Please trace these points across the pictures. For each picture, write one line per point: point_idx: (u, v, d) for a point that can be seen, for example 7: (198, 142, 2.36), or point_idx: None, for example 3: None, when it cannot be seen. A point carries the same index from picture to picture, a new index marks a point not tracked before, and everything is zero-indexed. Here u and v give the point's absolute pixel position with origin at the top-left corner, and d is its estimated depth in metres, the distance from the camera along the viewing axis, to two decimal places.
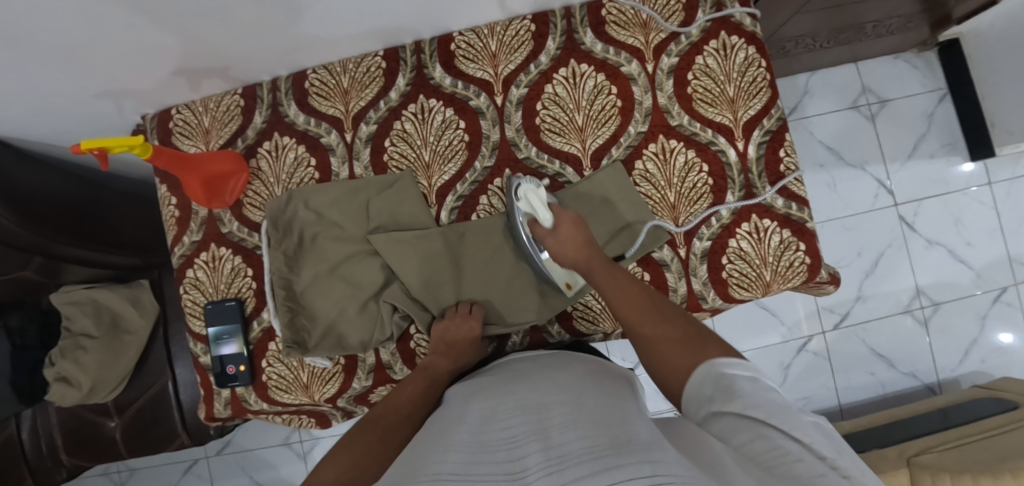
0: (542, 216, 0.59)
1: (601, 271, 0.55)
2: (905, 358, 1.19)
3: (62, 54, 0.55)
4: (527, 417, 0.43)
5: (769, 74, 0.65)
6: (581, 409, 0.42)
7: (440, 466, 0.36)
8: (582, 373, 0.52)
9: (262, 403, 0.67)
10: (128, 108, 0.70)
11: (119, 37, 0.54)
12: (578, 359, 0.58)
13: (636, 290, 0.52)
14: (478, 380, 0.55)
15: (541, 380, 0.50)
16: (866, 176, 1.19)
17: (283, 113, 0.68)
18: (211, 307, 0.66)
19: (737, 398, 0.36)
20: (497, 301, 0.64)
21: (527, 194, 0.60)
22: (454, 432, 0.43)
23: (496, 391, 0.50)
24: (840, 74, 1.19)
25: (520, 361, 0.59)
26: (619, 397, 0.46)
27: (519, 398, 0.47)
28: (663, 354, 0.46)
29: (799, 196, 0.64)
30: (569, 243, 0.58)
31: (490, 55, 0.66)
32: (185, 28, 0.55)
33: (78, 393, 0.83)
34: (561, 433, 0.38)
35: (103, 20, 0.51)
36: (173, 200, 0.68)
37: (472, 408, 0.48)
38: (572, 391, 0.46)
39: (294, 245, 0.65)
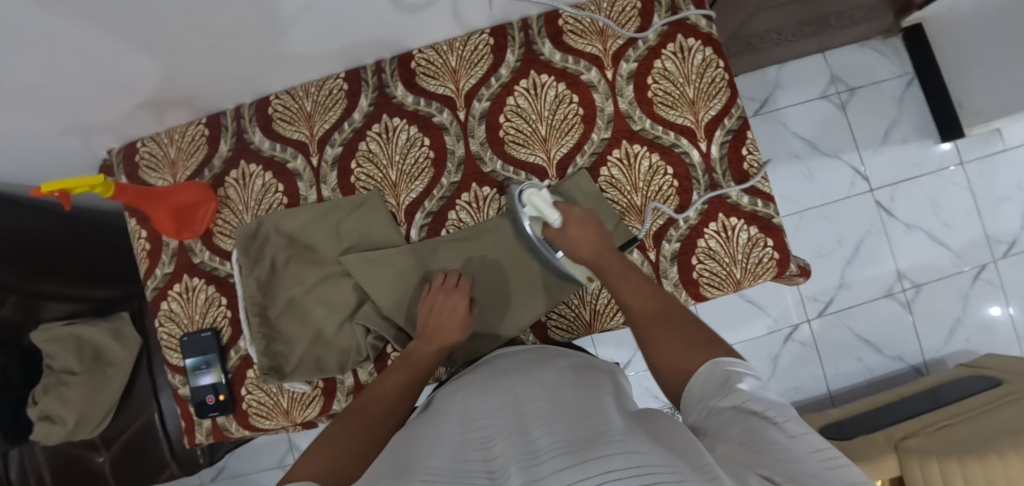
0: (550, 217, 0.60)
1: (613, 269, 0.57)
2: (889, 341, 1.20)
3: (19, 97, 0.55)
4: (504, 414, 0.44)
5: (727, 73, 0.66)
6: (560, 403, 0.43)
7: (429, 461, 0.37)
8: (564, 367, 0.53)
9: (244, 430, 0.66)
10: (93, 144, 0.70)
11: (76, 75, 0.54)
12: (564, 356, 0.57)
13: (647, 294, 0.54)
14: (465, 377, 0.56)
15: (523, 374, 0.51)
16: (841, 163, 1.20)
17: (248, 140, 0.68)
18: (187, 339, 0.66)
19: (734, 392, 0.37)
20: (492, 303, 0.64)
21: (531, 198, 0.60)
22: (434, 430, 0.43)
23: (481, 387, 0.51)
24: (808, 65, 1.20)
25: (503, 356, 0.58)
26: (597, 390, 0.47)
27: (502, 393, 0.47)
28: (669, 350, 0.47)
29: (764, 192, 0.65)
30: (583, 239, 0.59)
31: (451, 71, 0.66)
32: (139, 63, 0.55)
33: (63, 430, 0.82)
34: (543, 427, 0.39)
35: (55, 61, 0.51)
36: (144, 234, 0.68)
37: (453, 407, 0.48)
38: (550, 386, 0.48)
39: (266, 271, 0.65)
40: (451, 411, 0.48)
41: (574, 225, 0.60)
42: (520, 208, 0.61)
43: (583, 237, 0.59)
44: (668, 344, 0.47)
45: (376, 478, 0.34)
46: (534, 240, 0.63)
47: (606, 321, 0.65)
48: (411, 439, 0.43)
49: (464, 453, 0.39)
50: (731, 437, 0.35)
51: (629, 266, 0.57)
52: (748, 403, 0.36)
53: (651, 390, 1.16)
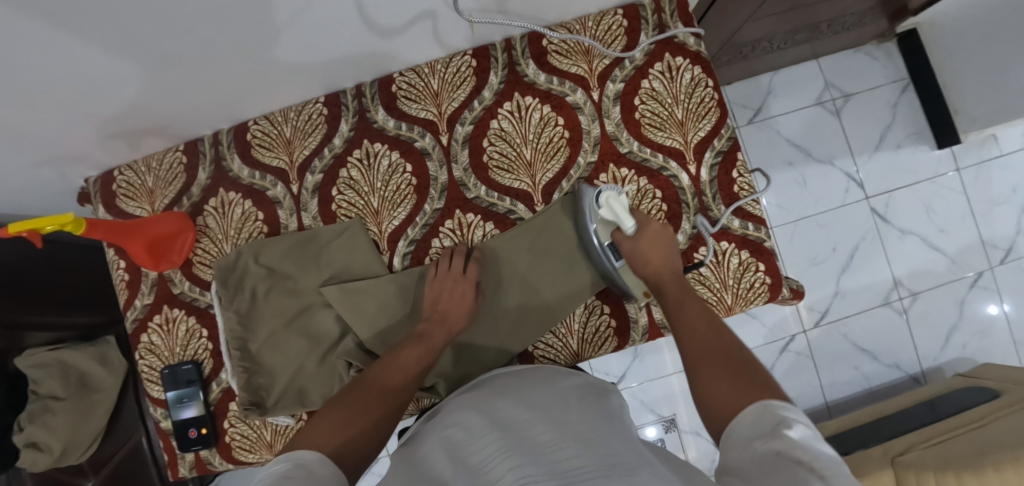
0: (625, 223, 0.56)
1: (675, 292, 0.54)
2: (885, 348, 1.19)
3: None
4: (506, 432, 0.42)
5: (717, 93, 0.65)
6: (565, 426, 0.41)
7: None
8: (569, 389, 0.52)
9: (227, 464, 0.65)
10: (68, 174, 0.68)
11: (41, 111, 0.53)
12: (565, 375, 0.56)
13: (705, 327, 0.49)
14: (469, 394, 0.54)
15: (533, 393, 0.50)
16: (835, 171, 1.18)
17: (226, 167, 0.66)
18: (168, 373, 0.65)
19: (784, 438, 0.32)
20: (502, 294, 0.63)
21: (610, 201, 0.57)
22: (445, 459, 0.42)
23: (478, 406, 0.49)
24: (802, 71, 1.19)
25: (502, 375, 0.57)
26: (599, 413, 0.46)
27: (508, 411, 0.46)
28: (714, 386, 0.42)
29: (755, 215, 0.64)
30: (654, 252, 0.57)
31: (433, 94, 0.65)
32: (103, 96, 0.54)
33: (48, 458, 0.81)
34: (557, 449, 0.37)
35: (16, 98, 0.49)
36: (122, 264, 0.67)
37: (453, 426, 0.46)
38: (555, 407, 0.46)
39: (246, 303, 0.63)
40: (452, 430, 0.46)
41: (645, 239, 0.57)
42: (594, 206, 0.58)
43: (656, 248, 0.57)
44: (712, 383, 0.43)
45: None
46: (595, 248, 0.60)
47: (593, 350, 0.64)
48: (425, 469, 0.42)
49: (466, 480, 0.38)
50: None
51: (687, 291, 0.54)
52: (794, 451, 0.31)
53: (648, 403, 1.15)
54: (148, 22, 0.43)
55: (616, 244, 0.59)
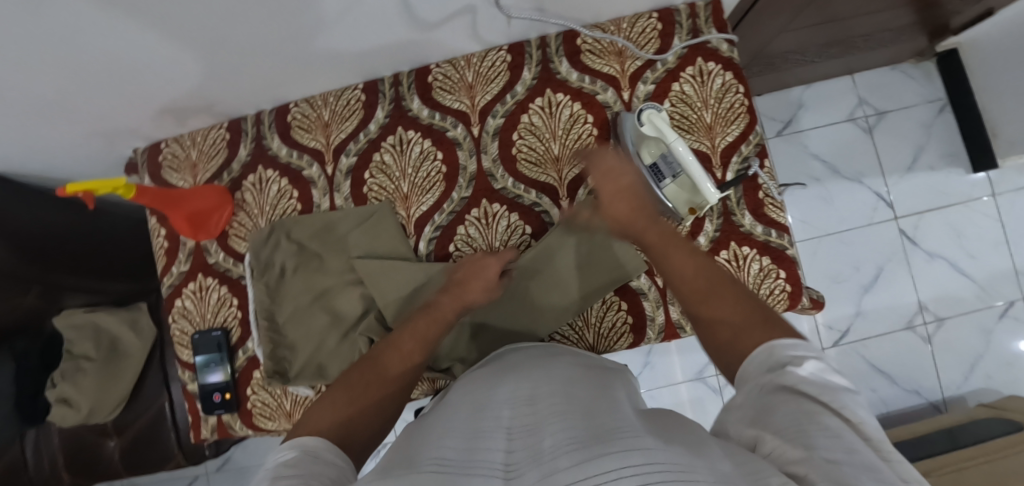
0: (670, 136, 0.58)
1: (655, 238, 0.54)
2: (906, 373, 1.16)
3: (49, 104, 0.57)
4: (520, 408, 0.43)
5: (747, 99, 0.65)
6: (570, 401, 0.42)
7: (442, 451, 0.37)
8: (575, 365, 0.52)
9: (247, 430, 0.68)
10: (119, 144, 0.72)
11: (103, 86, 0.57)
12: (571, 356, 0.56)
13: (693, 264, 0.50)
14: (481, 371, 0.55)
15: (540, 369, 0.51)
16: (863, 189, 1.17)
17: (267, 146, 0.69)
18: (198, 337, 0.68)
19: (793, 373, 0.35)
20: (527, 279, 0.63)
21: (652, 118, 0.59)
22: (459, 420, 0.43)
23: (488, 383, 0.50)
24: (834, 86, 1.17)
25: (515, 353, 0.58)
26: (605, 391, 0.45)
27: (517, 384, 0.48)
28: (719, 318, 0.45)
29: (778, 222, 0.64)
30: (618, 206, 0.56)
31: (467, 86, 0.67)
32: (158, 76, 0.57)
33: (77, 415, 0.86)
34: (551, 426, 0.37)
35: (83, 72, 0.53)
36: (163, 232, 0.71)
37: (464, 405, 0.47)
38: (561, 381, 0.47)
39: (276, 277, 0.66)
40: (464, 406, 0.47)
41: (608, 197, 0.57)
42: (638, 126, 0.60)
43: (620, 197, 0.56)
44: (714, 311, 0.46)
45: (388, 468, 0.36)
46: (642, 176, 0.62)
47: (609, 344, 0.65)
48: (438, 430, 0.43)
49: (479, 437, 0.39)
50: (768, 423, 0.33)
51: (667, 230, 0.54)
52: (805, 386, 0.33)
53: None
54: (208, 8, 0.46)
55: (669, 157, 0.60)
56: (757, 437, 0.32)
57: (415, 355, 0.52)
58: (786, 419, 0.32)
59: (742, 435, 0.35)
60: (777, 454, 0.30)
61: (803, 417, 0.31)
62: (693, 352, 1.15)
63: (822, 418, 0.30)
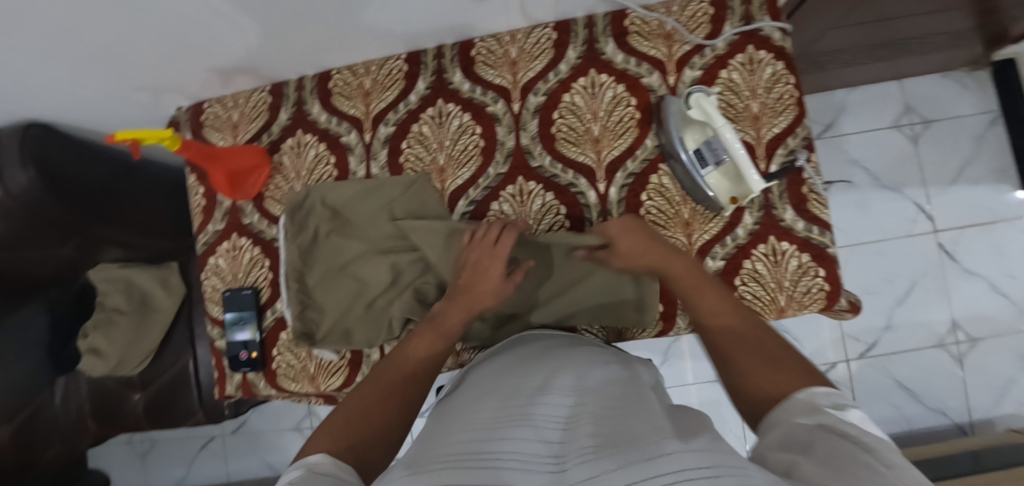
0: (718, 121, 0.57)
1: (685, 277, 0.53)
2: (933, 392, 1.12)
3: (103, 58, 0.58)
4: (551, 397, 0.44)
5: (797, 91, 0.63)
6: (587, 398, 0.44)
7: (454, 444, 0.39)
8: (597, 360, 0.54)
9: (270, 389, 0.69)
10: (164, 101, 0.73)
11: (156, 44, 0.57)
12: (585, 351, 0.56)
13: (726, 308, 0.49)
14: (501, 358, 0.57)
15: (549, 364, 0.52)
16: (903, 199, 1.13)
17: (307, 111, 0.70)
18: (229, 294, 0.69)
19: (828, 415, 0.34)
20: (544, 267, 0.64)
21: (700, 101, 0.59)
22: (489, 408, 0.45)
23: (515, 372, 0.52)
24: (881, 90, 1.13)
25: (534, 341, 0.60)
26: (631, 394, 0.46)
27: (541, 375, 0.49)
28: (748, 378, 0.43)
29: (821, 219, 0.62)
30: (637, 241, 0.56)
31: (510, 62, 0.66)
32: (209, 37, 0.58)
33: (105, 365, 0.88)
34: (577, 426, 0.39)
35: (137, 31, 0.54)
36: (201, 190, 0.72)
37: (493, 392, 0.48)
38: (582, 375, 0.50)
39: (309, 240, 0.66)
40: (489, 393, 0.49)
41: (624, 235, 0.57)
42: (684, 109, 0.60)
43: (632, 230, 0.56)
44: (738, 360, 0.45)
45: (414, 459, 0.38)
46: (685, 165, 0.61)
47: (634, 333, 0.65)
48: (465, 416, 0.45)
49: (504, 423, 0.41)
50: (805, 453, 0.31)
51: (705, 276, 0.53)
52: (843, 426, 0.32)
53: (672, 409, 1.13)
54: None
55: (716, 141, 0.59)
56: (791, 463, 0.31)
57: (415, 368, 0.52)
58: (825, 449, 0.30)
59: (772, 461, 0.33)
60: (806, 474, 0.28)
61: (832, 450, 0.29)
62: None
63: (855, 447, 0.29)
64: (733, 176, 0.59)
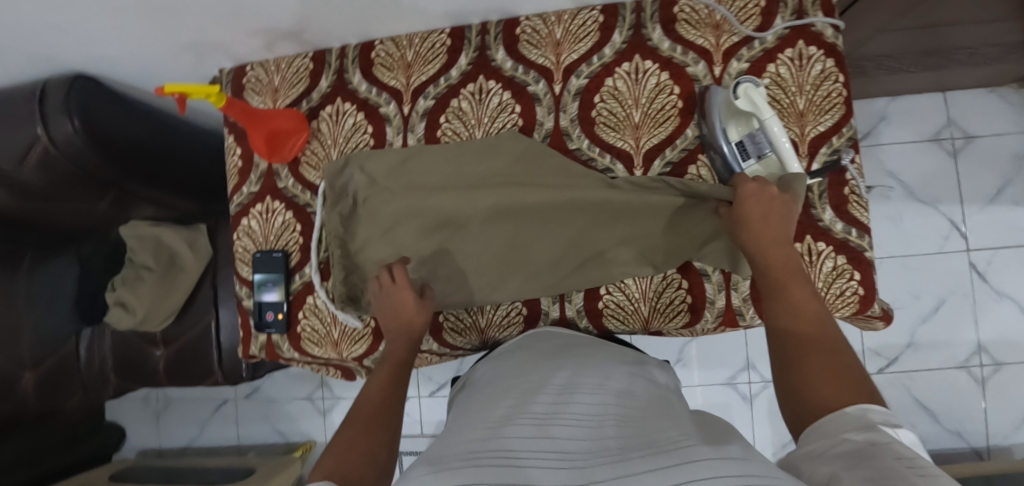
0: (766, 113, 0.55)
1: (787, 270, 0.48)
2: (951, 414, 1.10)
3: (154, 16, 0.59)
4: (575, 396, 0.47)
5: (846, 90, 0.62)
6: (621, 406, 0.46)
7: (475, 437, 0.41)
8: (614, 361, 0.56)
9: (294, 352, 0.70)
10: (207, 62, 0.74)
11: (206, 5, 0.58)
12: (606, 351, 0.60)
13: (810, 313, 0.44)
14: (512, 351, 0.60)
15: (570, 364, 0.54)
16: (937, 215, 1.10)
17: (348, 79, 0.70)
18: (260, 256, 0.70)
19: (883, 431, 0.31)
20: (540, 257, 0.63)
21: (749, 92, 0.55)
22: (506, 402, 0.47)
23: (533, 362, 0.55)
24: (923, 102, 1.10)
25: (558, 336, 0.62)
26: (659, 405, 0.48)
27: (554, 369, 0.53)
28: (807, 378, 0.39)
29: (861, 221, 0.61)
30: (761, 221, 0.52)
31: (554, 43, 0.65)
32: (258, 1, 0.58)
33: (132, 319, 0.90)
34: (608, 428, 0.41)
35: None
36: (238, 151, 0.73)
37: (509, 384, 0.52)
38: (602, 375, 0.52)
39: (349, 207, 0.66)
40: (500, 385, 0.52)
41: (750, 201, 0.53)
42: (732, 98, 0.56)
43: (763, 202, 0.53)
44: (805, 362, 0.40)
45: (432, 456, 0.40)
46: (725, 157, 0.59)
47: (662, 321, 0.63)
48: (483, 409, 0.48)
49: (529, 418, 0.43)
50: (847, 466, 0.29)
51: (796, 267, 0.49)
52: (894, 445, 0.29)
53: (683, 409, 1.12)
54: None
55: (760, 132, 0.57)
56: (831, 475, 0.30)
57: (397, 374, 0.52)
58: (869, 465, 0.28)
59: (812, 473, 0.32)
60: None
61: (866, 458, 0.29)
62: (730, 356, 1.11)
63: (898, 463, 0.27)
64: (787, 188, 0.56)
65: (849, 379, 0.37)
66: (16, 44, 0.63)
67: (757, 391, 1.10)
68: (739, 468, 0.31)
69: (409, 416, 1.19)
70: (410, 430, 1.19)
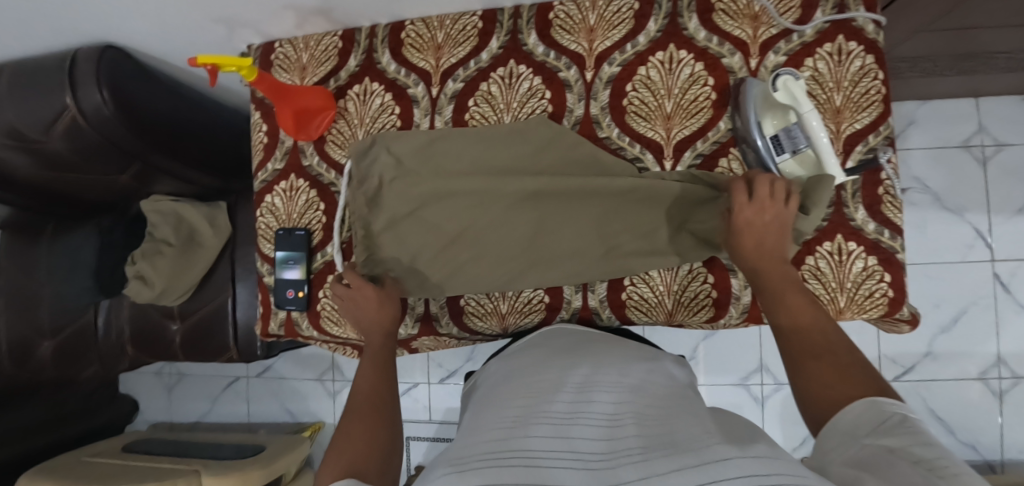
0: (806, 107, 0.53)
1: (780, 282, 0.50)
2: (966, 426, 1.09)
3: None
4: (591, 394, 0.46)
5: (885, 87, 0.60)
6: (644, 406, 0.45)
7: (492, 438, 0.41)
8: (630, 358, 0.55)
9: (313, 330, 0.70)
10: (236, 38, 0.74)
11: None
12: (623, 347, 0.59)
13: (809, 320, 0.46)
14: (530, 351, 0.59)
15: (586, 362, 0.53)
16: (962, 223, 1.08)
17: (377, 59, 0.70)
18: (282, 233, 0.70)
19: (903, 435, 0.32)
20: (560, 245, 0.62)
21: (789, 85, 0.54)
22: (518, 401, 0.48)
23: (550, 357, 0.56)
24: (954, 107, 1.08)
25: (564, 334, 0.61)
26: (678, 403, 0.47)
27: (565, 363, 0.54)
28: (816, 382, 0.41)
29: (894, 223, 0.60)
30: (759, 234, 0.52)
31: (588, 29, 0.64)
32: None
33: (150, 292, 0.91)
34: (624, 426, 0.41)
35: None
36: (265, 128, 0.73)
37: (517, 382, 0.52)
38: (619, 371, 0.51)
39: (374, 188, 0.66)
40: (510, 382, 0.54)
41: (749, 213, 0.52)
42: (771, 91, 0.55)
43: (767, 209, 0.52)
44: (808, 370, 0.42)
45: (452, 457, 0.40)
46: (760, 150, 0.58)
47: (685, 315, 0.63)
48: (495, 407, 0.49)
49: (544, 419, 0.42)
50: (875, 473, 0.31)
51: (792, 277, 0.50)
52: (913, 448, 0.31)
53: None
54: None
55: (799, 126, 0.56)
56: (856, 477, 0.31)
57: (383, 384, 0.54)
58: (894, 472, 0.29)
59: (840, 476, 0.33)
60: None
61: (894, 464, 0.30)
62: (744, 357, 1.10)
63: (921, 467, 0.28)
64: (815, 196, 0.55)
65: (854, 380, 0.40)
66: (51, 14, 0.63)
67: (769, 393, 1.09)
68: (766, 466, 0.30)
69: (418, 401, 1.19)
70: (418, 415, 1.19)
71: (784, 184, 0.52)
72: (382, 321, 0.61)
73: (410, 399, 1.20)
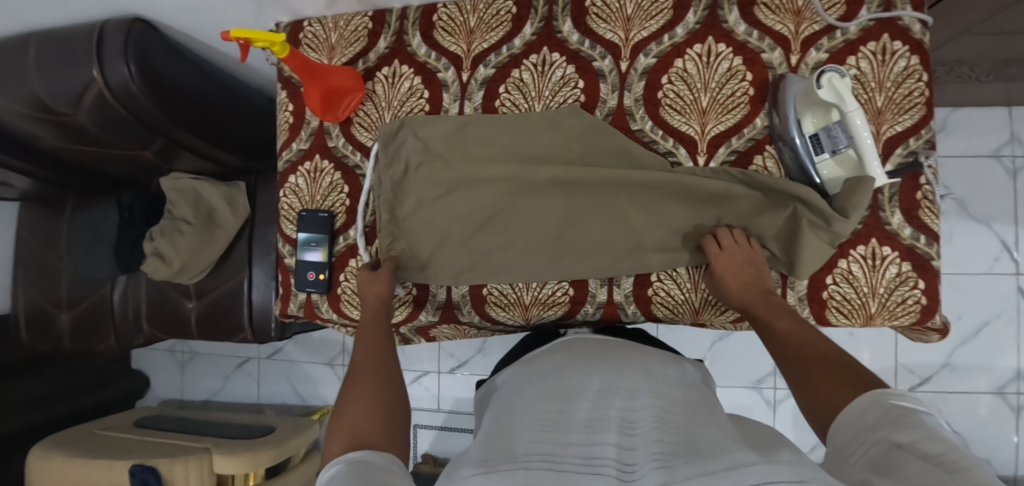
0: (850, 105, 0.51)
1: (768, 307, 0.52)
2: (981, 440, 1.07)
3: None
4: (611, 401, 0.45)
5: (929, 89, 0.58)
6: (667, 408, 0.44)
7: (534, 444, 0.39)
8: (654, 361, 0.54)
9: (332, 313, 0.70)
10: (265, 16, 0.73)
11: None
12: (643, 350, 0.57)
13: (800, 336, 0.47)
14: (560, 353, 0.57)
15: (609, 364, 0.51)
16: (989, 234, 1.06)
17: (407, 42, 0.69)
18: (305, 215, 0.69)
19: (910, 427, 0.31)
20: (586, 239, 0.62)
21: (834, 82, 0.52)
22: (540, 401, 0.47)
23: (583, 359, 0.54)
24: (987, 116, 1.05)
25: (588, 342, 0.60)
26: (700, 405, 0.47)
27: (582, 366, 0.52)
28: (815, 389, 0.42)
29: (931, 228, 0.58)
30: (736, 271, 0.55)
31: (625, 18, 0.63)
32: None
33: (168, 269, 0.91)
34: (635, 432, 0.40)
35: None
36: (291, 108, 0.72)
37: (534, 383, 0.51)
38: (636, 372, 0.50)
39: (400, 173, 0.65)
40: (523, 384, 0.53)
41: (722, 262, 0.55)
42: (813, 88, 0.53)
43: (733, 266, 0.55)
44: (809, 381, 0.43)
45: (489, 455, 0.39)
46: (801, 152, 0.57)
47: (711, 315, 0.62)
48: (516, 409, 0.48)
49: (552, 427, 0.42)
50: (888, 475, 0.30)
51: (779, 304, 0.52)
52: (918, 443, 0.30)
53: None
54: None
55: (841, 126, 0.54)
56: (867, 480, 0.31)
57: (384, 355, 0.53)
58: (907, 472, 0.29)
59: (857, 478, 0.33)
60: None
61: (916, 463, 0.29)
62: (759, 360, 1.09)
63: (932, 464, 0.28)
64: (855, 194, 0.53)
65: (849, 381, 0.40)
66: None
67: (782, 398, 1.08)
68: (807, 473, 0.30)
69: (427, 390, 1.19)
70: (427, 404, 1.19)
71: (740, 232, 0.58)
72: (373, 296, 0.60)
73: (419, 387, 1.20)
